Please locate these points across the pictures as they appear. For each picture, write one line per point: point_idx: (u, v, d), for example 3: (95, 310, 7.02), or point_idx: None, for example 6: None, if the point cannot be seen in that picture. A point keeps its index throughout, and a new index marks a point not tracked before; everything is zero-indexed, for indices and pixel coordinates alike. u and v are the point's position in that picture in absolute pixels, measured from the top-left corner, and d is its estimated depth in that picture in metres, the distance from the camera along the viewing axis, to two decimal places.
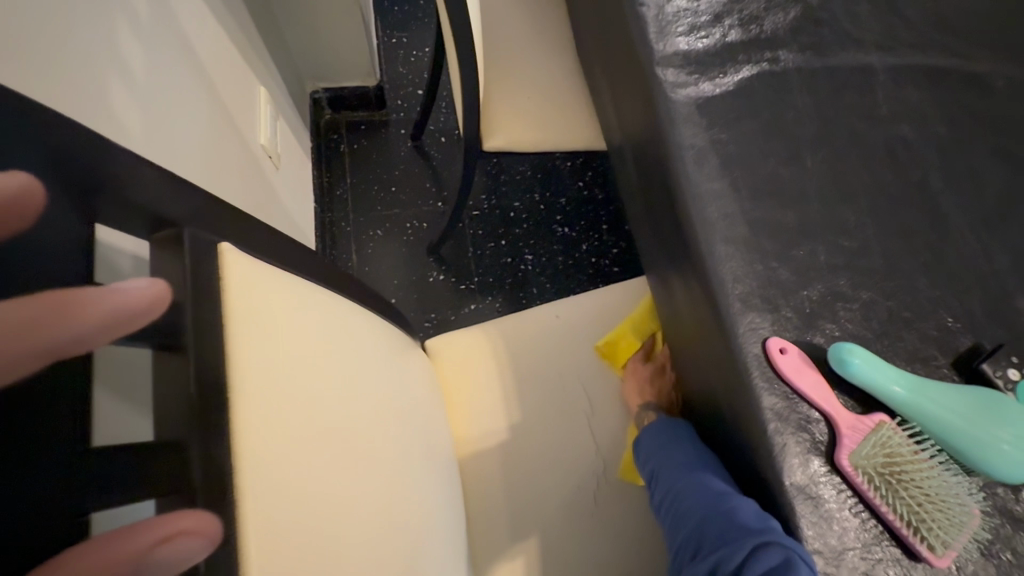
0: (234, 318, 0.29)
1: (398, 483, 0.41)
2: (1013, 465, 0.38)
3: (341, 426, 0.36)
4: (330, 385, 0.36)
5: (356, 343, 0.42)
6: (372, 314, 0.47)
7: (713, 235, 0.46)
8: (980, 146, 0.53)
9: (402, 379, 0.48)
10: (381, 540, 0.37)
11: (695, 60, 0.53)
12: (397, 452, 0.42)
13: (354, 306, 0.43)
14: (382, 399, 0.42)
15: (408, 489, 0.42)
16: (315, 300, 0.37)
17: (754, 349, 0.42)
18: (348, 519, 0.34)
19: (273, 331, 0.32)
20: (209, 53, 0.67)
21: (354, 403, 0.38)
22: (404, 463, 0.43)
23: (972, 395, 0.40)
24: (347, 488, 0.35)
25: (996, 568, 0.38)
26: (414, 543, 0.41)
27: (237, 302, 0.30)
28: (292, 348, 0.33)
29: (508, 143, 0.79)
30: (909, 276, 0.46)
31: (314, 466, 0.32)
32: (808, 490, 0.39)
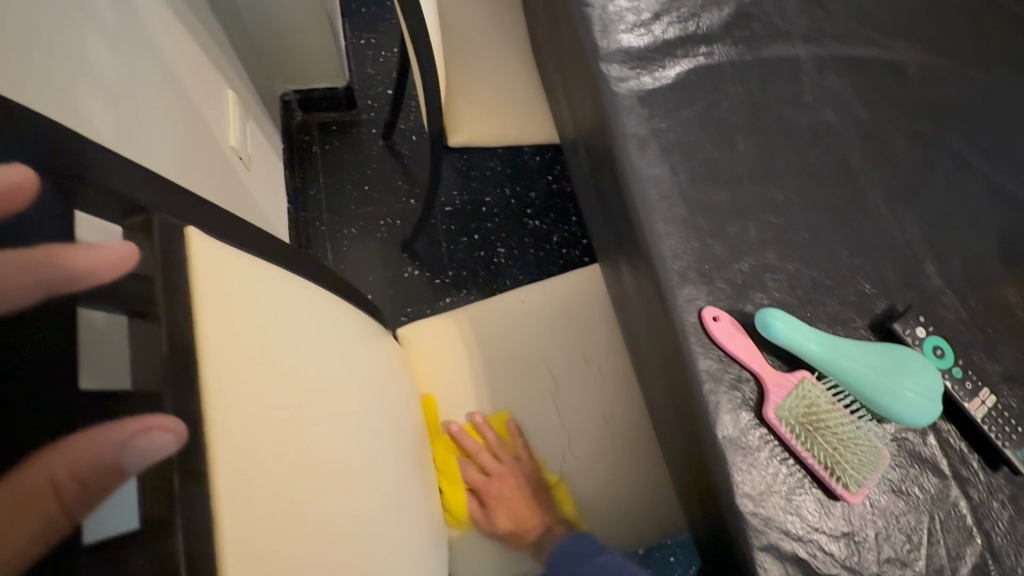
0: (205, 299, 0.32)
1: (367, 456, 0.44)
2: (916, 411, 0.43)
3: (310, 399, 0.39)
4: (298, 362, 0.39)
5: (323, 325, 0.45)
6: (339, 299, 0.50)
7: (654, 215, 0.50)
8: (894, 130, 0.58)
9: (369, 361, 0.51)
10: (351, 502, 0.40)
11: (636, 55, 0.57)
12: (365, 425, 0.45)
13: (320, 291, 0.46)
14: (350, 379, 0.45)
15: (377, 459, 0.45)
16: (282, 285, 0.40)
17: (690, 318, 0.47)
18: (320, 481, 0.37)
19: (242, 312, 0.35)
20: (175, 58, 0.69)
21: (322, 381, 0.41)
22: (372, 438, 0.46)
23: (881, 350, 0.45)
24: (317, 454, 0.38)
25: (903, 502, 0.43)
26: (383, 507, 0.44)
27: (207, 285, 0.32)
28: (261, 328, 0.36)
29: (472, 138, 0.82)
30: (830, 248, 0.51)
31: (284, 434, 0.35)
32: (739, 441, 0.43)
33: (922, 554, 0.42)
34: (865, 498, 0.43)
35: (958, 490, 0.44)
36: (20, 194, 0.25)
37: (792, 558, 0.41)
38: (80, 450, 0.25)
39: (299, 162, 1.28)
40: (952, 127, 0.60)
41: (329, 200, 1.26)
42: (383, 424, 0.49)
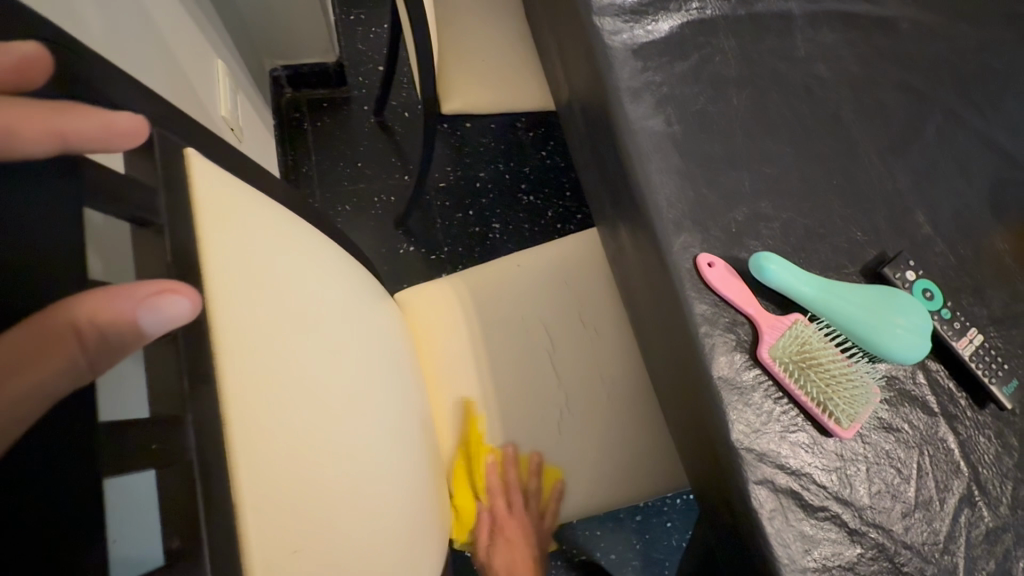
0: (208, 233, 0.32)
1: (367, 405, 0.44)
2: (906, 350, 0.44)
3: (313, 340, 0.39)
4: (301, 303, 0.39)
5: (324, 272, 0.45)
6: (339, 250, 0.50)
7: (649, 166, 0.51)
8: (885, 83, 0.59)
9: (367, 314, 0.51)
10: (354, 442, 0.40)
11: (629, 9, 0.57)
12: (364, 373, 0.46)
13: (320, 239, 0.46)
14: (349, 329, 0.46)
15: (377, 407, 0.46)
16: (284, 230, 0.40)
17: (685, 264, 0.47)
18: (324, 417, 0.37)
19: (246, 249, 0.35)
20: (164, 21, 0.68)
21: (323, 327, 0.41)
22: (373, 390, 0.46)
23: (872, 292, 0.46)
24: (320, 392, 0.38)
25: (893, 437, 0.44)
26: (385, 452, 0.45)
27: (210, 218, 0.32)
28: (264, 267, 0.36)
29: (465, 106, 0.82)
30: (822, 196, 0.52)
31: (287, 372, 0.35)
32: (734, 382, 0.44)
33: (912, 487, 0.44)
34: (856, 434, 0.44)
35: (947, 426, 0.45)
36: (29, 70, 0.26)
37: (787, 492, 0.42)
38: (91, 306, 0.24)
39: (291, 140, 1.27)
40: (944, 80, 0.60)
41: (322, 178, 1.26)
42: (384, 378, 0.50)
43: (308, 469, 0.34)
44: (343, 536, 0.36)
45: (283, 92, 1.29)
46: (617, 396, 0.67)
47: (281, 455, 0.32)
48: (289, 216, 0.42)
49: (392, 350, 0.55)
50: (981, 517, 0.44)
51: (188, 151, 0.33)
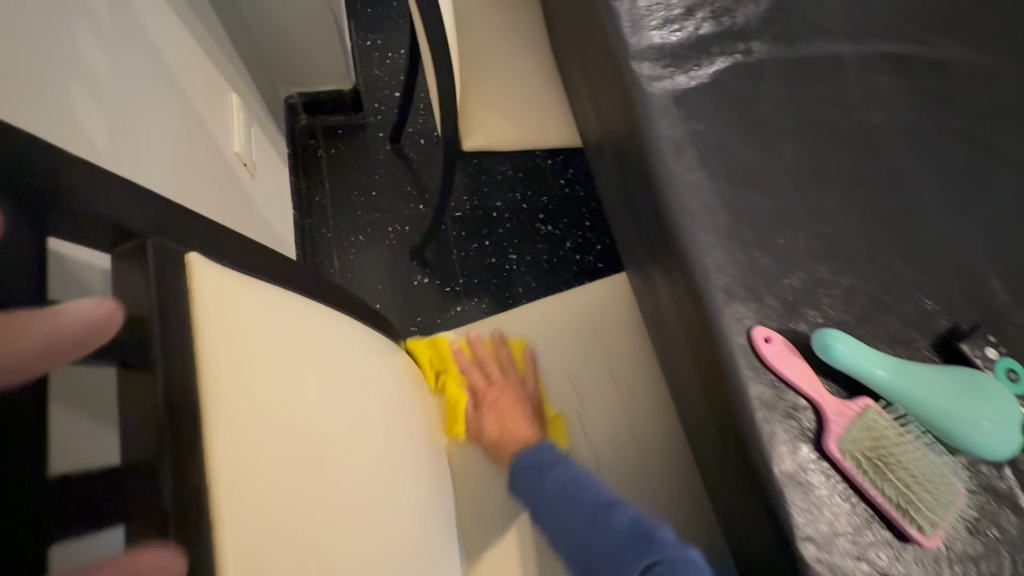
0: (207, 332, 0.29)
1: (384, 497, 0.40)
2: (992, 443, 0.39)
3: (323, 436, 0.35)
4: (310, 394, 0.35)
5: (335, 350, 0.41)
6: (351, 319, 0.47)
7: (695, 226, 0.46)
8: (945, 132, 0.55)
9: (382, 386, 0.48)
10: (368, 550, 0.36)
11: (670, 53, 0.53)
12: (379, 459, 0.42)
13: (330, 312, 0.43)
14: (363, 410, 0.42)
15: (392, 497, 0.42)
16: (291, 313, 0.37)
17: (739, 339, 0.43)
18: (335, 528, 0.33)
19: (251, 343, 0.32)
20: (177, 60, 0.65)
21: (335, 416, 0.37)
22: (390, 476, 0.42)
23: (952, 375, 0.41)
24: (332, 499, 0.34)
25: (981, 544, 0.39)
26: (401, 551, 0.40)
27: (209, 315, 0.29)
28: (270, 361, 0.33)
29: (487, 143, 0.79)
30: (885, 260, 0.47)
31: (295, 481, 0.31)
32: (797, 477, 0.39)
33: None
34: (940, 542, 0.38)
35: None
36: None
37: None
38: None
39: (304, 168, 1.24)
40: (1011, 129, 0.56)
41: (335, 206, 1.23)
42: (401, 458, 0.46)
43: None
44: None
45: (298, 119, 1.26)
46: (648, 461, 0.62)
47: None
48: (297, 293, 0.39)
49: (408, 421, 0.51)
50: None
51: (188, 258, 0.30)
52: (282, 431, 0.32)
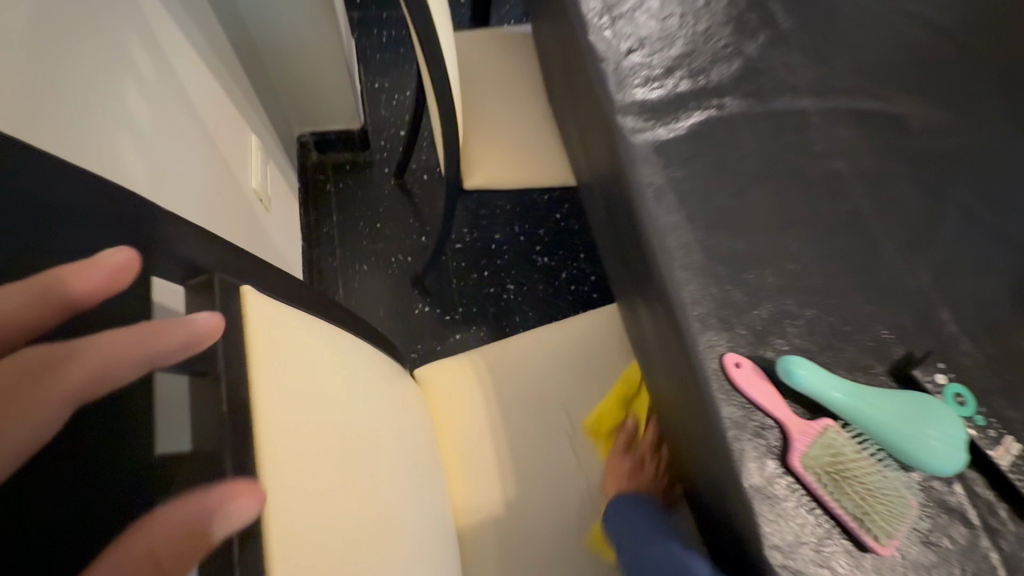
0: (256, 346, 0.35)
1: (393, 502, 0.45)
2: (941, 461, 0.44)
3: (344, 443, 0.41)
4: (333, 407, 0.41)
5: (351, 371, 0.47)
6: (363, 345, 0.52)
7: (673, 262, 0.52)
8: (899, 179, 0.61)
9: (390, 405, 0.53)
10: (382, 547, 0.40)
11: (651, 108, 0.59)
12: (390, 470, 0.46)
13: (348, 337, 0.49)
14: (375, 425, 0.47)
15: (401, 505, 0.46)
16: (316, 336, 0.43)
17: (712, 364, 0.47)
18: (356, 524, 0.38)
19: (287, 359, 0.38)
20: (206, 106, 0.72)
21: (347, 432, 0.42)
22: (398, 485, 0.47)
23: (904, 399, 0.45)
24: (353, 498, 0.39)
25: (932, 553, 0.43)
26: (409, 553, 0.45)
27: (258, 333, 0.35)
28: (301, 376, 0.39)
29: (487, 182, 0.85)
30: (845, 293, 0.52)
31: (324, 479, 0.36)
32: (765, 490, 0.43)
33: None
34: (897, 551, 0.42)
35: (988, 541, 0.44)
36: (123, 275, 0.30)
37: None
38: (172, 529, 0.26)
39: (313, 201, 1.31)
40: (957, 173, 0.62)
41: (342, 237, 1.29)
42: (403, 473, 0.50)
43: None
44: None
45: (309, 155, 1.34)
46: None
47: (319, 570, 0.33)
48: (320, 320, 0.45)
49: (413, 439, 0.55)
50: None
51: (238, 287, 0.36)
52: (312, 434, 0.37)
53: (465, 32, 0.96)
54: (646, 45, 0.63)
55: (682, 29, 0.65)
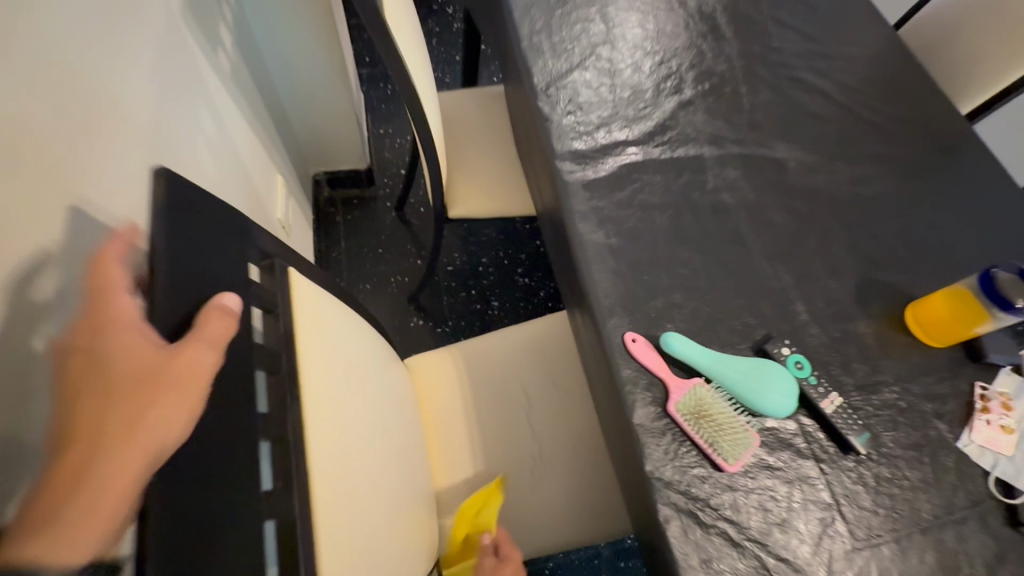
0: (297, 309, 0.54)
1: (381, 439, 0.62)
2: (776, 407, 0.61)
3: (351, 388, 0.59)
4: (344, 362, 0.59)
5: (358, 341, 0.65)
6: (369, 326, 0.71)
7: (593, 267, 0.70)
8: (776, 206, 0.79)
9: (384, 373, 0.70)
10: (371, 463, 0.58)
11: (583, 155, 0.79)
12: (380, 417, 0.64)
13: (357, 319, 0.67)
14: (371, 383, 0.65)
15: (387, 443, 0.63)
16: (336, 313, 0.62)
17: (616, 339, 0.65)
18: (355, 441, 0.56)
19: (315, 323, 0.56)
20: (247, 154, 0.92)
21: (351, 381, 0.59)
22: (387, 429, 0.64)
23: (751, 363, 0.63)
24: (354, 423, 0.57)
25: (770, 474, 0.59)
26: (391, 475, 0.62)
27: (298, 301, 0.55)
28: (325, 336, 0.57)
29: (467, 212, 1.05)
30: (721, 290, 0.70)
31: (337, 405, 0.54)
32: (649, 427, 0.60)
33: (788, 516, 0.57)
34: (743, 471, 0.58)
35: (816, 468, 0.60)
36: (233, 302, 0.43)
37: (686, 512, 0.56)
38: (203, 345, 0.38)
39: (324, 231, 1.51)
40: (823, 204, 0.81)
41: (348, 261, 1.48)
42: (390, 424, 0.66)
43: (337, 482, 0.50)
44: (356, 535, 0.51)
45: (322, 191, 1.55)
46: (579, 449, 0.82)
47: (331, 455, 0.50)
48: (340, 303, 0.64)
49: (399, 403, 0.72)
50: (846, 542, 0.57)
51: (284, 272, 0.54)
52: (331, 374, 0.55)
53: (452, 92, 1.18)
54: (582, 109, 0.84)
55: (610, 97, 0.86)
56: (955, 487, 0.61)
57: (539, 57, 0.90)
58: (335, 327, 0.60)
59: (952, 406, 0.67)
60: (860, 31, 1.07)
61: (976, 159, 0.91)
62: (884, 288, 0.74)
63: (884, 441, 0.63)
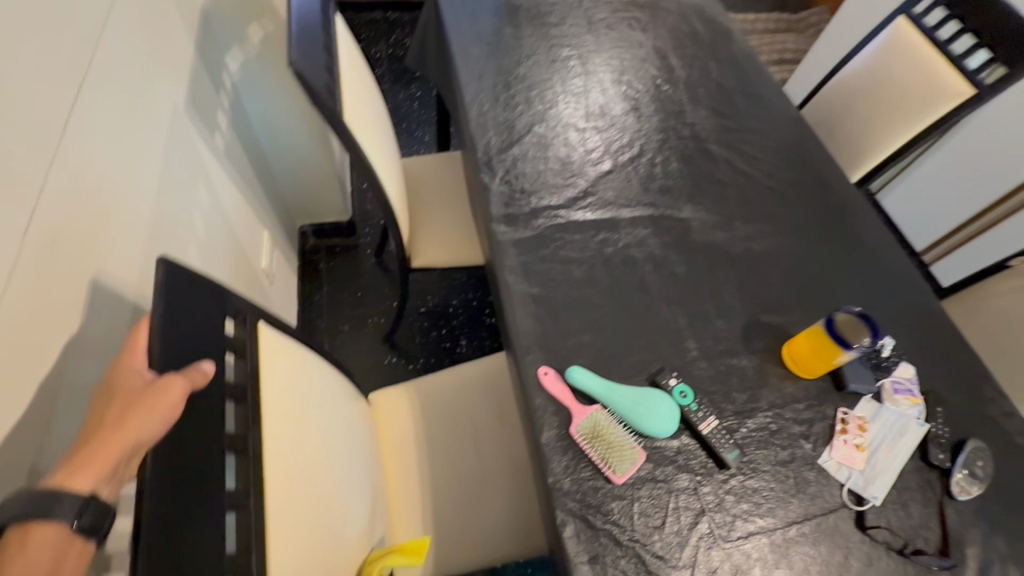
0: (262, 349, 0.67)
1: (332, 459, 0.74)
2: (659, 428, 0.74)
3: (305, 416, 0.71)
4: (301, 393, 0.72)
5: (316, 377, 0.78)
6: (328, 363, 0.84)
7: (516, 312, 0.84)
8: (677, 258, 0.94)
9: (340, 404, 0.82)
10: (321, 479, 0.70)
11: (515, 218, 0.95)
12: (333, 441, 0.76)
13: (317, 357, 0.80)
14: (326, 412, 0.77)
15: (337, 463, 0.75)
16: (297, 352, 0.75)
17: (531, 373, 0.78)
18: (307, 459, 0.68)
19: (278, 361, 0.69)
20: (235, 216, 1.08)
21: (305, 410, 0.71)
22: (338, 451, 0.76)
23: (641, 392, 0.76)
24: (307, 446, 0.69)
25: (652, 485, 0.71)
26: (339, 492, 0.73)
27: (263, 343, 0.68)
28: (286, 372, 0.70)
29: (428, 262, 1.20)
30: (624, 331, 0.84)
31: (292, 429, 0.67)
32: (553, 446, 0.72)
33: (666, 521, 0.69)
34: (630, 483, 0.71)
35: (691, 480, 0.72)
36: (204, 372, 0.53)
37: (580, 517, 0.68)
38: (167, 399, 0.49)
39: (309, 276, 1.66)
40: (720, 256, 0.96)
41: (330, 304, 1.62)
42: (341, 447, 0.78)
43: (288, 490, 0.62)
44: (302, 535, 0.62)
45: (308, 240, 1.70)
46: (515, 473, 0.93)
47: (284, 470, 0.62)
48: (300, 344, 0.77)
49: (353, 431, 0.84)
50: (714, 542, 0.68)
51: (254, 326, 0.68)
52: (288, 404, 0.68)
53: (421, 158, 1.35)
54: (517, 180, 1.00)
55: (542, 168, 1.02)
56: (814, 496, 0.73)
57: (484, 134, 1.07)
58: (298, 367, 0.73)
59: (818, 427, 0.79)
60: (765, 108, 1.25)
61: (858, 216, 1.06)
62: (767, 328, 0.88)
63: (754, 457, 0.75)
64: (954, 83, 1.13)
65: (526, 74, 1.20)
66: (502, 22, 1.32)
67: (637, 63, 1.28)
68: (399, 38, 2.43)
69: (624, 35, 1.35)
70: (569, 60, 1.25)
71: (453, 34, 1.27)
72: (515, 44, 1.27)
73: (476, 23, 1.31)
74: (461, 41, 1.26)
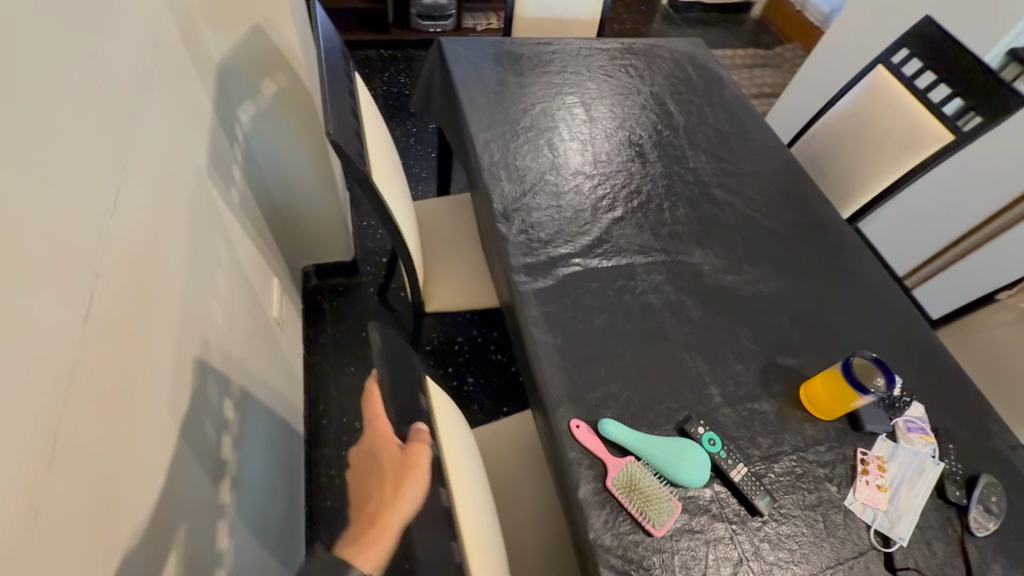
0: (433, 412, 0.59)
1: (489, 526, 0.66)
2: (692, 477, 0.75)
3: (470, 483, 0.63)
4: (461, 456, 0.64)
5: (463, 433, 0.69)
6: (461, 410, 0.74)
7: (544, 364, 0.85)
8: (692, 303, 0.97)
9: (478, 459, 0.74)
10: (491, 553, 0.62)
11: (535, 268, 0.97)
12: (485, 506, 0.68)
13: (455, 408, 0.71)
14: (476, 472, 0.69)
15: (492, 531, 0.67)
16: (449, 407, 0.66)
17: (563, 426, 0.79)
18: (481, 535, 0.60)
19: (444, 423, 0.61)
20: (250, 268, 1.07)
21: (469, 475, 0.63)
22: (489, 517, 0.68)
23: (671, 442, 0.78)
24: (478, 518, 0.61)
25: (690, 536, 0.72)
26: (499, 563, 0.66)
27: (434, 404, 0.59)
28: (451, 433, 0.62)
29: (442, 306, 1.20)
30: (648, 379, 0.86)
31: (468, 502, 0.59)
32: (591, 500, 0.73)
33: (706, 573, 0.70)
34: (669, 534, 0.72)
35: (727, 529, 0.73)
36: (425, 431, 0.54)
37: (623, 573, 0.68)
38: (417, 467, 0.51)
39: (312, 318, 1.64)
40: (733, 307, 0.99)
41: (334, 346, 1.60)
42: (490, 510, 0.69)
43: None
44: None
45: (310, 281, 1.69)
46: (544, 526, 0.93)
47: (476, 553, 0.55)
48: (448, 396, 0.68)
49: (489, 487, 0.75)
50: None
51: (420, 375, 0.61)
52: (459, 472, 0.60)
53: (429, 201, 1.37)
54: (533, 229, 1.03)
55: (556, 217, 1.05)
56: (844, 540, 0.75)
57: (497, 183, 1.10)
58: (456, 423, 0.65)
59: (841, 468, 0.82)
60: (761, 151, 1.31)
61: (855, 256, 1.12)
62: (783, 370, 0.92)
63: (784, 503, 0.77)
64: (933, 128, 1.21)
65: (533, 122, 1.24)
66: (506, 70, 1.36)
67: (637, 109, 1.34)
68: (392, 76, 2.47)
69: (622, 82, 1.40)
70: (573, 107, 1.30)
71: (460, 82, 1.31)
72: (520, 92, 1.31)
73: (480, 72, 1.35)
74: (467, 89, 1.30)
